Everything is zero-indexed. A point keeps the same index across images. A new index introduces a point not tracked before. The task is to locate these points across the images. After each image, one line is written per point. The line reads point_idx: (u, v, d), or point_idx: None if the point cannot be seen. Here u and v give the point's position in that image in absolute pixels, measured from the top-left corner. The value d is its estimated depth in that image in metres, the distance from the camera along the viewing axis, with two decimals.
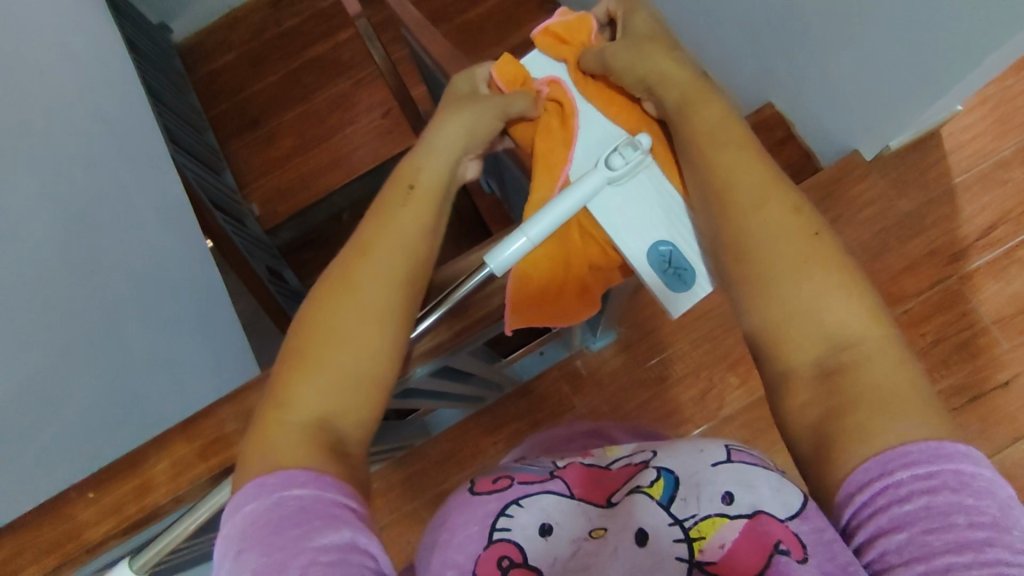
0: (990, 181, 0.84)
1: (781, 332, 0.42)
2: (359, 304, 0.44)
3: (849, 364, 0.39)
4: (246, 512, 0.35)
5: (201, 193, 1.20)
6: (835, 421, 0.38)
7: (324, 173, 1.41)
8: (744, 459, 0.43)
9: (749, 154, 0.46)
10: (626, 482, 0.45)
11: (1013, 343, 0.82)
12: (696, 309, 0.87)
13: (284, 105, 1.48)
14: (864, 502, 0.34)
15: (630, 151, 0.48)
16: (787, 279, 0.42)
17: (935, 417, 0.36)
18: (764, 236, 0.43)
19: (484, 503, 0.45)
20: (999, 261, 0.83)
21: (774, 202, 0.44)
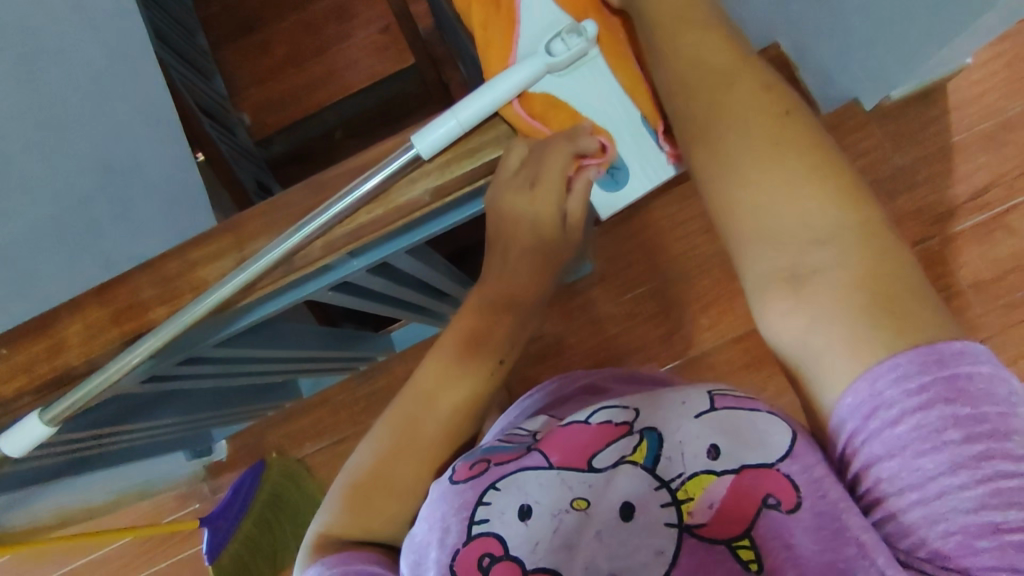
0: (990, 142, 0.81)
1: (753, 251, 0.41)
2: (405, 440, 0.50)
3: (814, 278, 0.38)
4: None
5: (185, 94, 1.14)
6: (820, 333, 0.37)
7: (318, 87, 1.35)
8: (729, 404, 0.43)
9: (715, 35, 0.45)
10: (606, 440, 0.44)
11: (988, 307, 0.80)
12: (674, 248, 0.86)
13: (277, 11, 1.38)
14: (854, 428, 0.35)
15: (573, 38, 0.46)
16: (770, 178, 0.40)
17: (925, 320, 0.35)
18: (740, 124, 0.42)
19: (461, 492, 0.44)
20: (982, 226, 0.81)
21: (746, 83, 0.43)
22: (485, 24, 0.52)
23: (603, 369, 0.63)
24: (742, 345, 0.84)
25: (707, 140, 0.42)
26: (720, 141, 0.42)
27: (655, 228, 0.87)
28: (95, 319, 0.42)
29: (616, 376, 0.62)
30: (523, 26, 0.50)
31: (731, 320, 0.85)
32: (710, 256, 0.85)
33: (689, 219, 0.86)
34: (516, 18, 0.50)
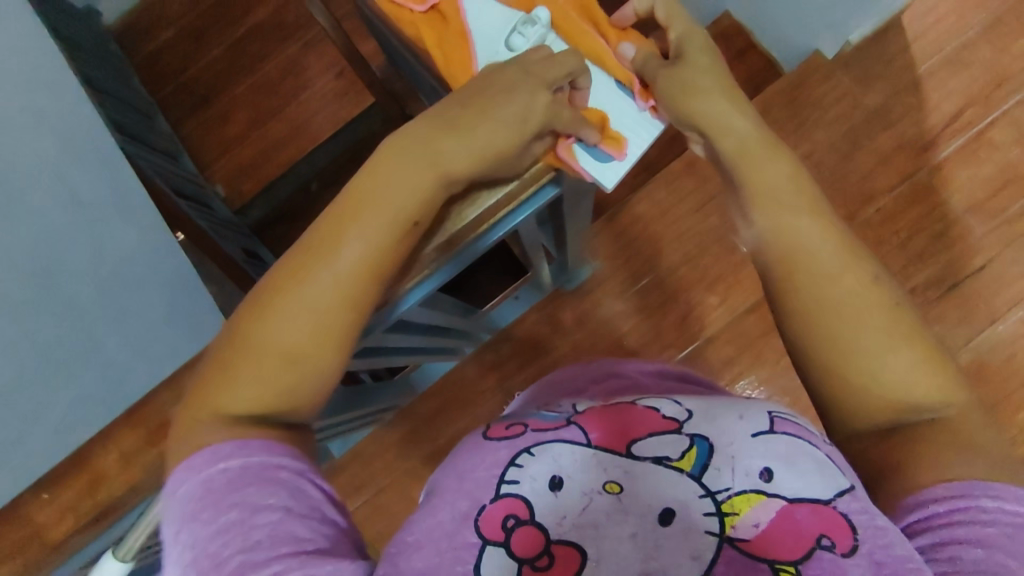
0: (955, 65, 0.82)
1: (815, 306, 0.41)
2: (305, 316, 0.41)
3: (892, 342, 0.40)
4: (183, 494, 0.37)
5: (160, 181, 1.08)
6: (873, 391, 0.40)
7: (285, 145, 1.35)
8: (789, 429, 0.41)
9: (717, 95, 0.47)
10: (654, 432, 0.42)
11: (987, 228, 0.80)
12: (669, 234, 0.86)
13: (232, 79, 1.38)
14: (938, 512, 0.36)
15: (529, 27, 0.51)
16: (815, 247, 0.42)
17: (953, 388, 0.40)
18: (777, 196, 0.44)
19: (495, 449, 0.43)
20: (966, 147, 0.81)
21: (780, 159, 0.45)
22: (439, 44, 0.54)
23: (622, 362, 0.63)
24: (755, 314, 0.85)
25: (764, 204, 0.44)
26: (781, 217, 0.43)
27: (645, 219, 0.87)
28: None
29: (643, 372, 0.61)
30: (475, 37, 0.52)
31: (740, 292, 0.85)
32: (704, 233, 0.86)
33: (677, 201, 0.86)
34: (465, 29, 0.53)
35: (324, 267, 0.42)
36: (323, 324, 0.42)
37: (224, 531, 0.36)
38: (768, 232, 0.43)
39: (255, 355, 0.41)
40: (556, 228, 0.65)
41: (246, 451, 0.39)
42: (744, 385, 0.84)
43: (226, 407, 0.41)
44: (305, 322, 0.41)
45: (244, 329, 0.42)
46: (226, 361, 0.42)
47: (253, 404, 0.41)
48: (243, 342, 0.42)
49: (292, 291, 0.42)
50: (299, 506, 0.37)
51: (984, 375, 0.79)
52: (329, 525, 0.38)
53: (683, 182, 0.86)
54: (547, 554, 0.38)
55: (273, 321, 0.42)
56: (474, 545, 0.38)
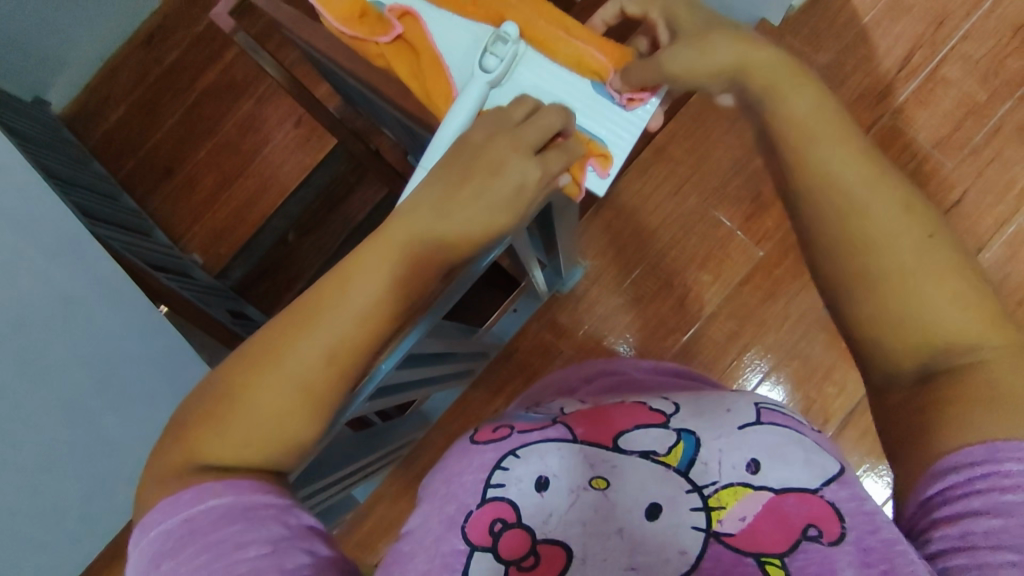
0: (897, 10, 0.83)
1: (843, 233, 0.39)
2: (300, 370, 0.39)
3: (932, 274, 0.38)
4: (166, 529, 0.35)
5: (132, 257, 1.07)
6: (909, 323, 0.38)
7: (256, 202, 1.34)
8: (776, 420, 0.42)
9: (730, 34, 0.43)
10: (640, 428, 0.42)
11: (957, 161, 0.82)
12: (653, 221, 0.87)
13: (192, 145, 1.37)
14: (955, 482, 0.33)
15: (501, 48, 0.52)
16: (846, 171, 0.40)
17: (1001, 326, 0.38)
18: (801, 127, 0.41)
19: (481, 454, 0.43)
20: (923, 87, 0.83)
21: (801, 90, 0.41)
22: (416, 74, 0.58)
23: (616, 360, 0.63)
24: (749, 285, 0.85)
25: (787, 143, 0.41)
26: (799, 150, 0.40)
27: (628, 210, 0.87)
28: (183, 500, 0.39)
29: (640, 367, 0.61)
30: (450, 61, 0.56)
31: (731, 266, 0.86)
32: (685, 214, 0.87)
33: (655, 188, 0.87)
34: (439, 55, 0.56)
35: (324, 322, 0.39)
36: (318, 373, 0.39)
37: (204, 568, 0.33)
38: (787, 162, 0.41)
39: (248, 406, 0.39)
40: (545, 235, 0.66)
41: (237, 489, 0.36)
42: (751, 356, 0.84)
43: (212, 455, 0.38)
44: (300, 375, 0.39)
45: (238, 380, 0.39)
46: (220, 408, 0.39)
47: (242, 457, 0.38)
48: (244, 381, 0.39)
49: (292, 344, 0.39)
50: (288, 536, 0.35)
51: None
52: (316, 556, 0.35)
53: (658, 169, 0.87)
54: (533, 555, 0.37)
55: (267, 373, 0.39)
56: (462, 553, 0.38)
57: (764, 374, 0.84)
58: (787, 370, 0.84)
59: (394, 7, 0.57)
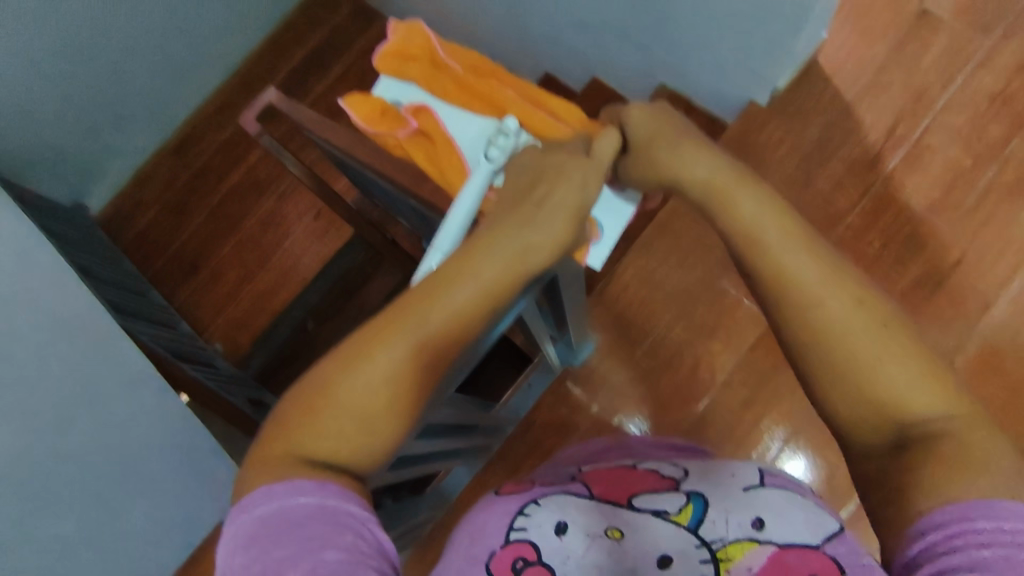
0: (877, 87, 0.89)
1: (803, 312, 0.41)
2: (389, 370, 0.41)
3: (892, 352, 0.38)
4: (257, 515, 0.35)
5: (161, 350, 1.11)
6: (871, 398, 0.38)
7: (276, 292, 1.40)
8: (779, 484, 0.43)
9: (690, 148, 0.52)
10: (653, 493, 0.43)
11: (952, 223, 0.84)
12: (661, 291, 0.89)
13: (218, 240, 1.44)
14: (935, 541, 0.32)
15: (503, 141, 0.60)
16: (796, 259, 0.42)
17: (967, 409, 0.37)
18: (747, 227, 0.45)
19: (505, 504, 0.44)
20: (909, 156, 0.87)
21: (744, 190, 0.47)
22: (429, 158, 0.70)
23: (629, 437, 0.63)
24: (760, 352, 0.86)
25: (746, 235, 0.44)
26: (758, 243, 0.43)
27: (635, 282, 0.90)
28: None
29: (643, 442, 0.61)
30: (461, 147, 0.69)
31: (740, 334, 0.87)
32: (688, 287, 0.89)
33: (660, 261, 0.90)
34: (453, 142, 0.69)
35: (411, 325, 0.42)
36: (405, 373, 0.42)
37: (288, 567, 0.32)
38: (751, 255, 0.44)
39: (339, 405, 0.41)
40: (553, 309, 0.69)
41: (325, 491, 0.36)
42: (768, 424, 0.84)
43: (306, 449, 0.39)
44: (391, 374, 0.41)
45: (327, 380, 0.41)
46: (310, 407, 0.41)
47: (333, 453, 0.39)
48: (328, 388, 0.41)
49: (382, 346, 0.42)
50: (365, 551, 0.34)
51: (994, 361, 0.80)
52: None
53: (662, 243, 0.91)
54: None
55: (360, 372, 0.41)
56: None
57: (783, 443, 0.83)
58: (806, 437, 0.83)
59: (410, 107, 0.71)
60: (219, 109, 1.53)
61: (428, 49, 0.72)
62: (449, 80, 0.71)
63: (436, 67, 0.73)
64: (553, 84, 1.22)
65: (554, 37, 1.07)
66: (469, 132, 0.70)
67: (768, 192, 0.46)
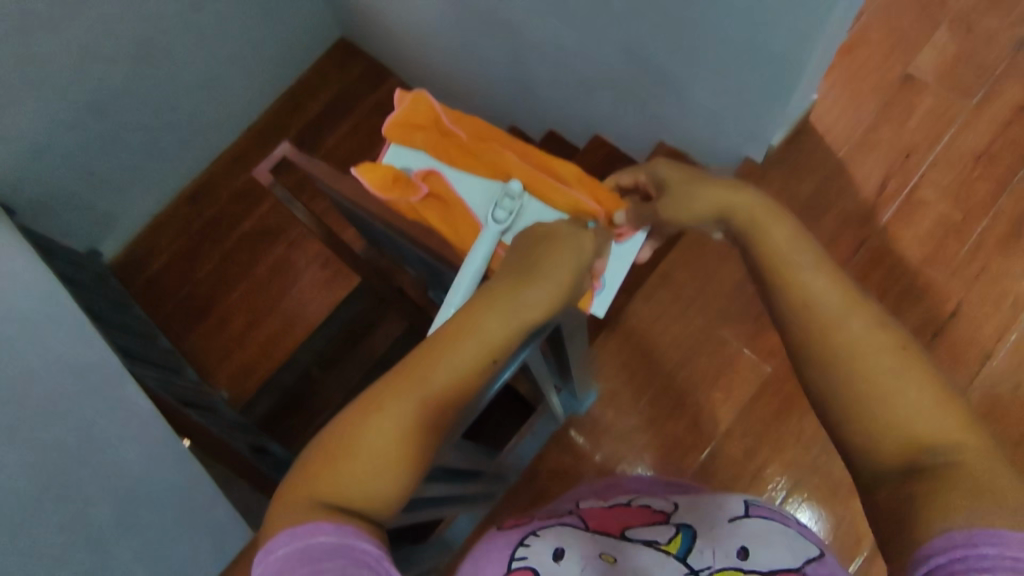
0: (867, 145, 0.92)
1: (820, 333, 0.43)
2: (404, 418, 0.43)
3: (901, 378, 0.40)
4: (278, 555, 0.36)
5: (166, 395, 1.12)
6: (877, 418, 0.40)
7: (282, 338, 1.42)
8: (764, 514, 0.44)
9: (722, 186, 0.53)
10: (645, 525, 0.44)
11: (947, 275, 0.86)
12: (664, 341, 0.91)
13: (227, 287, 1.47)
14: (939, 566, 0.33)
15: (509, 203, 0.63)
16: (817, 285, 0.44)
17: (975, 440, 0.38)
18: (775, 255, 0.47)
19: (508, 536, 0.46)
20: (902, 211, 0.89)
21: (775, 223, 0.49)
22: (443, 220, 0.70)
23: (634, 477, 0.64)
24: (762, 402, 0.87)
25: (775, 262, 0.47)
26: (783, 270, 0.46)
27: (638, 331, 0.92)
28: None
29: (647, 480, 0.62)
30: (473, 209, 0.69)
31: (742, 384, 0.88)
32: (688, 335, 0.91)
33: (661, 311, 0.92)
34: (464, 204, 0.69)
35: (424, 377, 0.44)
36: (419, 422, 0.43)
37: None
38: (775, 286, 0.46)
39: (356, 452, 0.42)
40: (557, 358, 0.70)
41: (342, 532, 0.36)
42: (771, 474, 0.84)
43: (325, 495, 0.40)
44: (405, 422, 0.43)
45: (344, 430, 0.43)
46: (329, 455, 0.42)
47: (351, 498, 0.40)
48: (347, 437, 0.42)
49: (397, 396, 0.43)
50: None
51: (997, 413, 0.81)
52: None
53: (663, 294, 0.93)
54: None
55: (376, 422, 0.42)
56: None
57: (787, 493, 0.83)
58: (810, 488, 0.83)
59: (418, 172, 0.71)
60: (234, 159, 1.59)
61: (433, 116, 0.72)
62: (454, 144, 0.71)
63: (442, 132, 0.72)
64: (557, 140, 1.27)
65: (558, 97, 1.12)
66: (477, 194, 0.70)
67: (799, 229, 0.48)
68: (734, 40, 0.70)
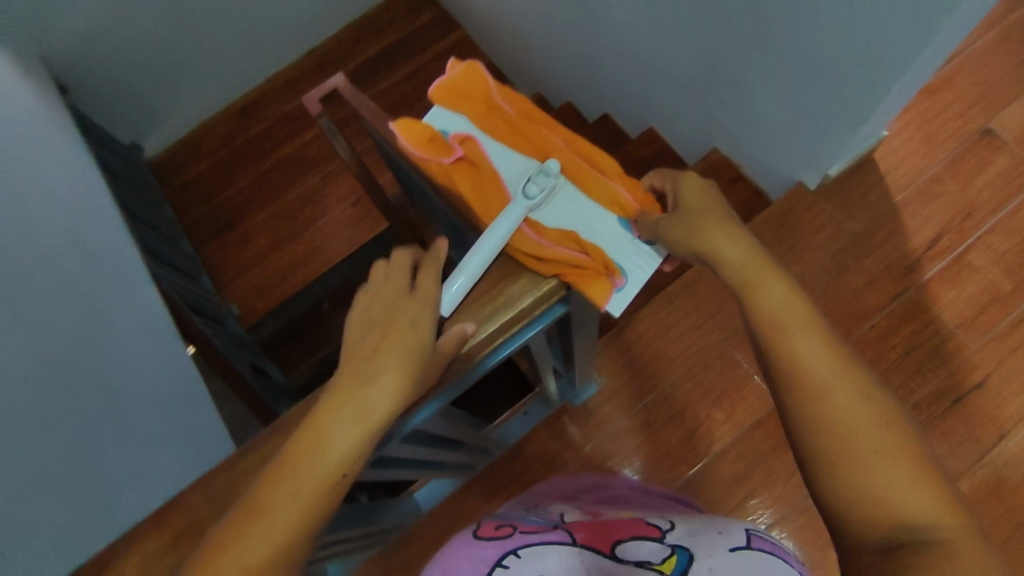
0: (927, 195, 0.89)
1: (809, 395, 0.41)
2: (361, 426, 0.38)
3: (885, 450, 0.38)
4: None
5: (179, 298, 1.13)
6: (857, 491, 0.38)
7: (298, 268, 1.39)
8: (766, 547, 0.40)
9: (721, 226, 0.49)
10: (638, 543, 0.44)
11: (981, 344, 0.83)
12: (674, 350, 0.90)
13: (256, 206, 1.47)
14: None
15: (543, 177, 0.57)
16: (808, 345, 0.42)
17: (959, 526, 0.36)
18: (768, 309, 0.44)
19: (484, 547, 0.45)
20: (949, 270, 0.86)
21: (772, 274, 0.46)
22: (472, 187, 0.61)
23: (618, 479, 0.65)
24: (761, 431, 0.85)
25: (761, 317, 0.44)
26: (775, 323, 0.44)
27: (651, 335, 0.91)
28: (152, 548, 0.38)
29: (633, 487, 0.63)
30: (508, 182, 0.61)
31: (745, 409, 0.86)
32: (699, 351, 0.89)
33: (678, 319, 0.91)
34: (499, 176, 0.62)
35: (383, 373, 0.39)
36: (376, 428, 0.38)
37: None
38: (768, 338, 0.44)
39: (307, 467, 0.37)
40: (564, 344, 0.69)
41: None
42: (755, 505, 0.82)
43: (274, 524, 0.36)
44: (363, 429, 0.38)
45: (298, 442, 0.38)
46: (278, 473, 0.37)
47: (299, 527, 0.36)
48: (299, 451, 0.38)
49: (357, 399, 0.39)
50: None
51: (1002, 493, 0.77)
52: None
53: (683, 303, 0.91)
54: None
55: (331, 431, 0.38)
56: None
57: (767, 526, 0.81)
58: (792, 527, 0.81)
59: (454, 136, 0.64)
60: (285, 83, 1.58)
61: (485, 88, 0.66)
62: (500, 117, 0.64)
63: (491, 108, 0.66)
64: (609, 126, 1.24)
65: (620, 81, 1.09)
66: (513, 172, 0.63)
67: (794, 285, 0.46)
68: (818, 59, 0.65)
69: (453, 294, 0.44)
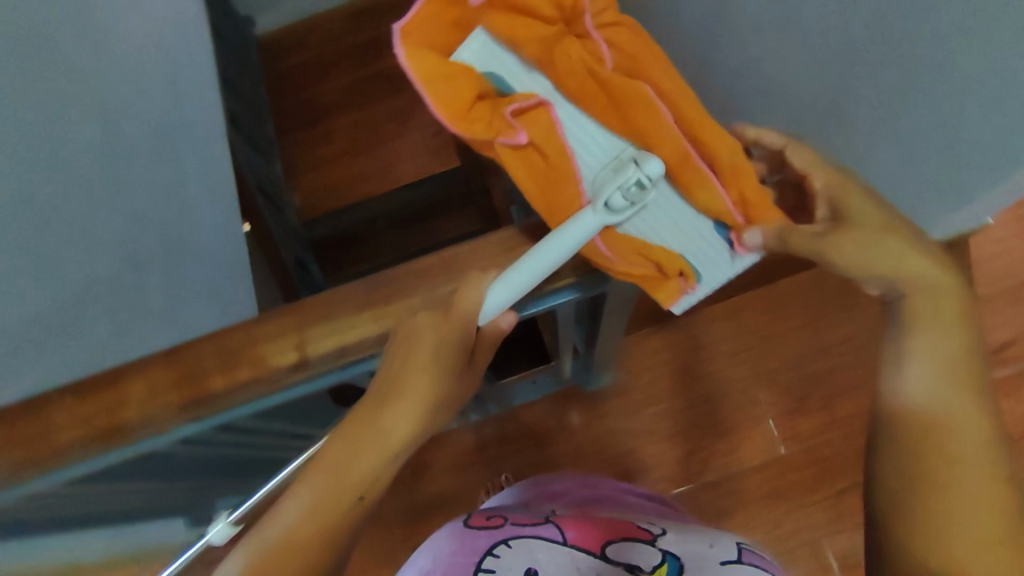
0: (1009, 300, 0.86)
1: (922, 415, 0.40)
2: (387, 444, 0.42)
3: (981, 497, 0.39)
4: None
5: (249, 175, 1.16)
6: (938, 520, 0.39)
7: (367, 177, 1.45)
8: (752, 560, 0.52)
9: (881, 236, 0.41)
10: (630, 544, 0.53)
11: None
12: (698, 370, 0.88)
13: (344, 109, 1.50)
14: None
15: (631, 187, 0.41)
16: (938, 359, 0.41)
17: None
18: (917, 308, 0.41)
19: (477, 538, 0.55)
20: (1005, 380, 0.84)
21: (934, 277, 0.41)
22: (533, 176, 0.44)
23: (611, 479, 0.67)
24: (759, 475, 0.85)
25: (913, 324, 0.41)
26: (917, 330, 0.41)
27: (681, 347, 0.89)
28: (158, 379, 0.40)
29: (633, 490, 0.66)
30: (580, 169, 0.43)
31: (751, 448, 0.86)
32: (722, 378, 0.88)
33: (713, 340, 0.89)
34: (570, 162, 0.43)
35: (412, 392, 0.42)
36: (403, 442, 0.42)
37: None
38: (901, 341, 0.42)
39: (339, 481, 0.41)
40: (590, 330, 0.69)
41: None
42: None
43: (297, 529, 0.41)
44: (390, 445, 0.42)
45: (332, 446, 0.42)
46: (311, 478, 0.42)
47: (323, 528, 0.41)
48: (331, 463, 0.42)
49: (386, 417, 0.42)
50: None
51: None
52: None
53: (723, 326, 0.89)
54: None
55: (362, 446, 0.42)
56: None
57: None
58: None
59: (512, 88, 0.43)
60: None
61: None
62: (578, 59, 0.42)
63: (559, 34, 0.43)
64: None
65: None
66: (589, 148, 0.43)
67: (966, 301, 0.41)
68: None
69: (497, 300, 0.40)
